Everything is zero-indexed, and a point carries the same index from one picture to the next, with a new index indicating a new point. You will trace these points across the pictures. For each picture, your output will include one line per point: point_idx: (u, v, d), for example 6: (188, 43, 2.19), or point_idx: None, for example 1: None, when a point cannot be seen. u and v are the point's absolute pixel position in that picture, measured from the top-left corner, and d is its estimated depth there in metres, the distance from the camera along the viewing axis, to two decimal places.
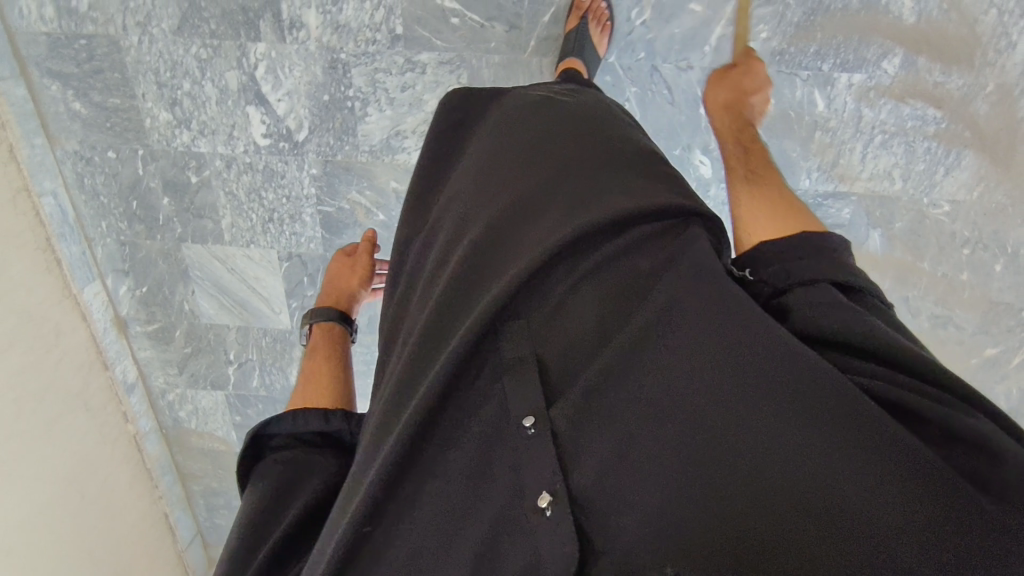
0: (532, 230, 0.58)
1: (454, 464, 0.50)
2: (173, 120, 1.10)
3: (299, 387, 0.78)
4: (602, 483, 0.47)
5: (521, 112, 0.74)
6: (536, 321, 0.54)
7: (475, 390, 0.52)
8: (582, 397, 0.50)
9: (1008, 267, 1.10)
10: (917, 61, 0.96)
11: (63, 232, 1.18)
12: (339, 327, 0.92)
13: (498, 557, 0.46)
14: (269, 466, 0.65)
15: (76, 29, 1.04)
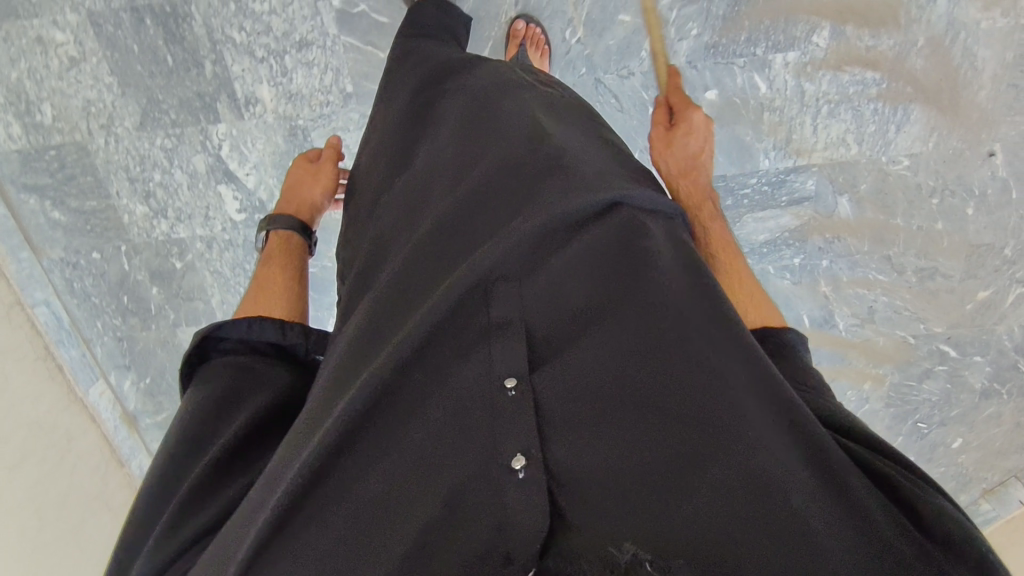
0: (494, 215, 0.62)
1: (432, 430, 0.53)
2: (150, 212, 1.14)
3: (249, 295, 0.78)
4: (575, 463, 0.51)
5: (497, 88, 0.76)
6: (523, 296, 0.58)
7: (454, 357, 0.56)
8: (565, 373, 0.55)
9: (980, 209, 1.12)
10: (845, 30, 1.00)
11: (60, 338, 1.22)
12: (297, 237, 0.89)
13: (462, 507, 0.50)
14: (215, 368, 0.67)
15: (44, 142, 1.08)
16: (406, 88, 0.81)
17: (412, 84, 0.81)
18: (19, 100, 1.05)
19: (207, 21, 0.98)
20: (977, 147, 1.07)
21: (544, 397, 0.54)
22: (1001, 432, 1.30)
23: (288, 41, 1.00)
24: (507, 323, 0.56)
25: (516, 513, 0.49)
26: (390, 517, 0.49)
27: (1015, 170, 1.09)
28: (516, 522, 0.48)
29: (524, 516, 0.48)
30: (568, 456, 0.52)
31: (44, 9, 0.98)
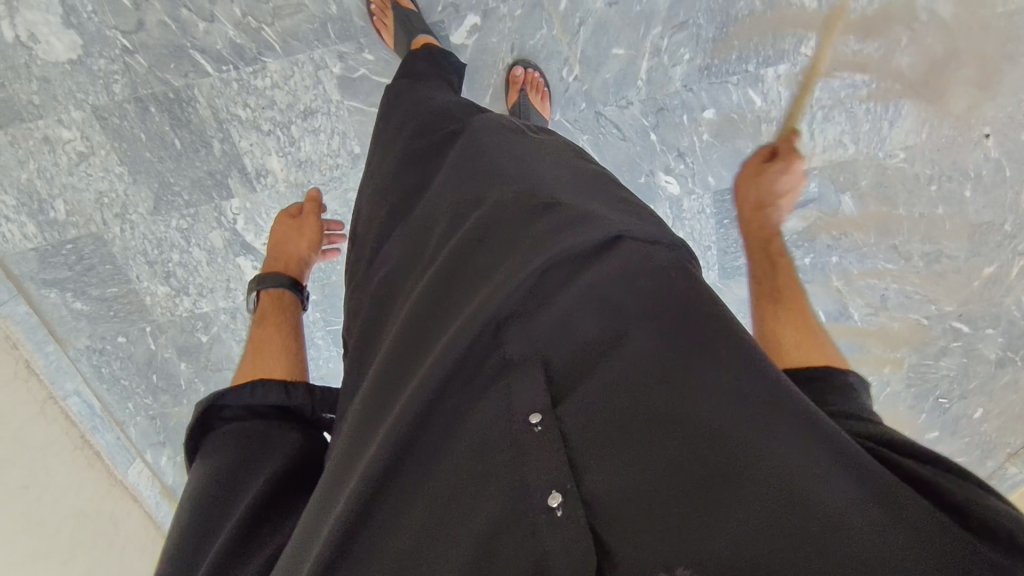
0: (499, 248, 0.57)
1: (451, 483, 0.46)
2: (172, 291, 1.15)
3: (245, 361, 0.79)
4: (613, 494, 0.43)
5: (496, 130, 0.73)
6: (535, 329, 0.51)
7: (470, 406, 0.49)
8: (590, 402, 0.48)
9: (977, 189, 1.14)
10: (832, 38, 1.02)
11: (94, 425, 1.22)
12: (289, 294, 0.90)
13: (492, 561, 0.41)
14: (222, 437, 0.68)
15: (60, 237, 1.08)
16: (405, 132, 0.81)
17: (417, 122, 0.81)
18: (32, 199, 1.05)
19: (211, 103, 0.99)
20: (968, 133, 1.10)
21: (571, 430, 0.47)
22: (1019, 397, 1.32)
23: (293, 112, 1.01)
24: (525, 360, 0.50)
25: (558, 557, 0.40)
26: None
27: (1008, 150, 1.11)
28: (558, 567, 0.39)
29: (563, 555, 0.40)
30: (602, 485, 0.44)
31: (47, 109, 0.99)
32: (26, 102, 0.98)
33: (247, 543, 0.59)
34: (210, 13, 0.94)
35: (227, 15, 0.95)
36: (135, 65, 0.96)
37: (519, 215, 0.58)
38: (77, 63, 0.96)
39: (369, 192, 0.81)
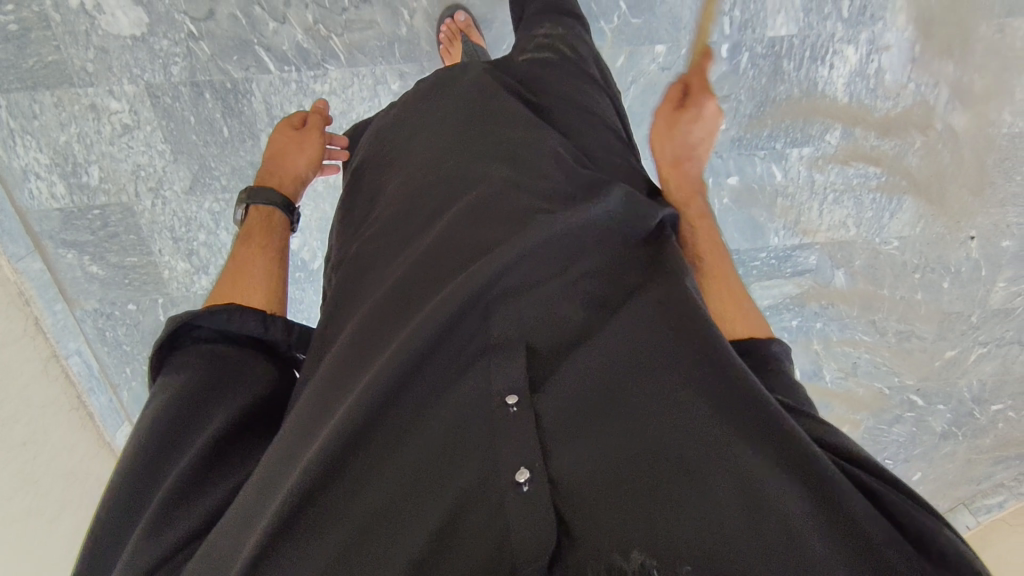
0: (488, 230, 0.61)
1: (431, 441, 0.50)
2: (191, 268, 1.15)
3: (224, 279, 0.70)
4: (579, 476, 0.47)
5: (481, 98, 0.75)
6: (520, 312, 0.55)
7: (454, 366, 0.53)
8: (566, 394, 0.52)
9: (954, 282, 1.24)
10: (854, 132, 1.10)
11: (91, 386, 1.22)
12: (280, 214, 0.79)
13: (462, 522, 0.46)
14: (187, 362, 0.59)
15: (88, 202, 1.08)
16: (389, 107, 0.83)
17: (425, 104, 0.78)
18: (67, 162, 1.05)
19: (266, 98, 1.01)
20: (956, 233, 1.20)
21: (547, 417, 0.51)
22: (955, 467, 1.41)
23: (345, 120, 1.02)
24: (509, 342, 0.54)
25: (519, 530, 0.44)
26: (367, 556, 0.44)
27: (987, 253, 1.21)
28: (517, 544, 0.43)
29: (523, 531, 0.44)
30: (566, 469, 0.48)
31: (100, 79, 0.98)
32: (79, 69, 0.98)
33: (201, 486, 0.54)
34: (282, 15, 0.96)
35: (299, 20, 0.97)
36: (198, 51, 0.97)
37: (510, 202, 0.63)
38: (139, 40, 0.96)
39: (373, 162, 0.78)
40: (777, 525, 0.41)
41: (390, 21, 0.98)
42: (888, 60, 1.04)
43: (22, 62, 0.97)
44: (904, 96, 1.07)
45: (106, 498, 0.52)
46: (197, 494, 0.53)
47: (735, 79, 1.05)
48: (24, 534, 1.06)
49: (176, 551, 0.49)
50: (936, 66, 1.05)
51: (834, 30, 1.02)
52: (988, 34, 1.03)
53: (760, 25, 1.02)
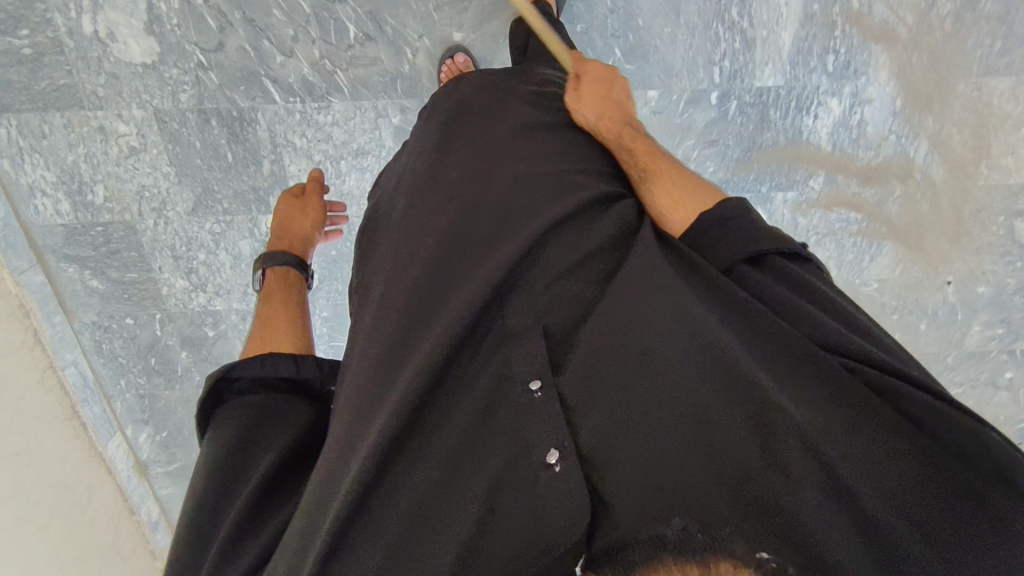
0: (504, 230, 0.66)
1: (459, 417, 0.56)
2: (189, 286, 1.18)
3: (253, 330, 0.76)
4: (606, 444, 0.52)
5: (488, 111, 0.78)
6: (535, 306, 0.61)
7: (472, 355, 0.59)
8: (586, 367, 0.56)
9: (931, 324, 1.28)
10: (837, 179, 1.14)
11: (85, 397, 1.24)
12: (295, 273, 0.88)
13: (501, 498, 0.51)
14: (232, 411, 0.67)
15: (92, 219, 1.11)
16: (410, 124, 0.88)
17: (432, 123, 0.82)
18: (73, 180, 1.07)
19: (271, 127, 1.04)
20: (934, 278, 1.23)
21: (570, 394, 0.55)
22: None
23: (346, 149, 1.06)
24: (527, 330, 0.59)
25: (558, 512, 0.49)
26: (434, 521, 0.51)
27: (963, 297, 1.25)
28: (558, 519, 0.48)
29: (565, 506, 0.49)
30: (594, 436, 0.52)
31: (110, 103, 1.01)
32: (90, 92, 1.01)
33: (268, 506, 0.60)
34: (290, 49, 0.99)
35: (305, 55, 0.99)
36: (207, 80, 1.00)
37: (516, 205, 0.68)
38: (150, 67, 0.99)
39: (394, 184, 0.83)
40: (797, 477, 0.48)
41: (394, 59, 1.01)
42: (870, 112, 1.08)
43: (35, 84, 1.00)
44: (885, 146, 1.11)
45: (184, 533, 0.60)
46: (265, 514, 0.60)
47: (723, 125, 1.09)
48: (14, 541, 1.06)
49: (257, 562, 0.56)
50: (916, 119, 1.08)
51: (819, 83, 1.05)
52: (967, 92, 1.07)
53: (748, 76, 1.05)
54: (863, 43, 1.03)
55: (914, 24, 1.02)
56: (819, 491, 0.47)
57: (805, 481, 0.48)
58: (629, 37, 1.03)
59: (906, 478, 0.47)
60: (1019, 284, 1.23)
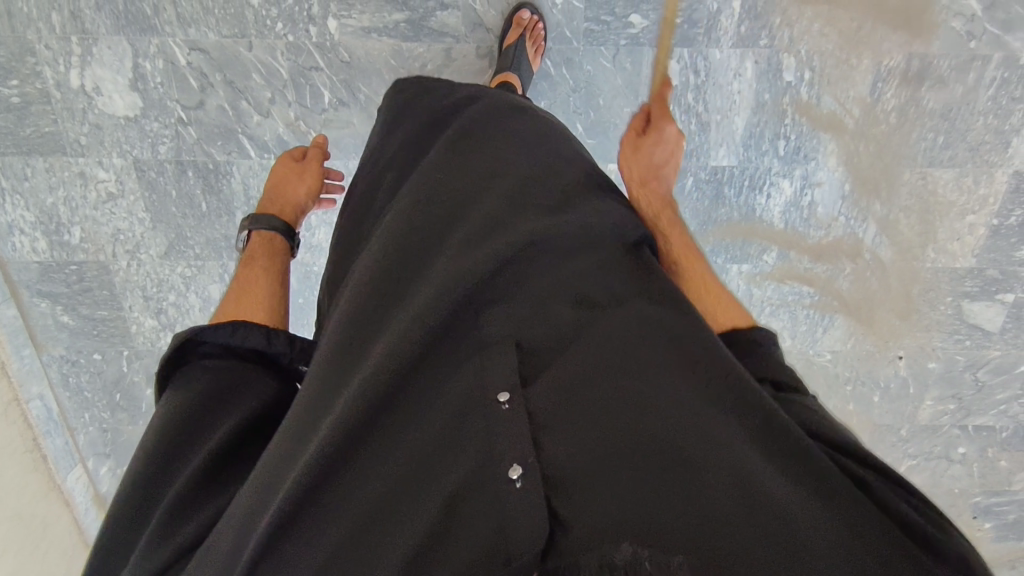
0: (484, 234, 0.62)
1: (427, 430, 0.52)
2: (158, 325, 1.21)
3: (228, 299, 0.74)
4: (572, 465, 0.51)
5: (489, 114, 0.75)
6: (513, 312, 0.58)
7: (447, 362, 0.55)
8: (557, 387, 0.54)
9: (884, 397, 1.30)
10: (789, 254, 1.18)
11: (48, 429, 1.26)
12: (281, 239, 0.86)
13: (458, 511, 0.49)
14: (196, 373, 0.64)
15: (67, 258, 1.15)
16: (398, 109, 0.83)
17: (427, 121, 0.78)
18: (51, 221, 1.11)
19: (245, 180, 1.08)
20: (885, 352, 1.26)
21: (539, 413, 0.53)
22: None
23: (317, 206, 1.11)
24: (500, 341, 0.56)
25: (514, 529, 0.47)
26: (378, 533, 0.48)
27: (914, 372, 1.28)
28: (513, 532, 0.47)
29: (521, 527, 0.48)
30: (559, 459, 0.51)
31: (92, 151, 1.06)
32: (73, 140, 1.05)
33: (214, 487, 0.59)
34: (267, 110, 1.04)
35: (282, 116, 1.04)
36: (186, 135, 1.05)
37: (501, 208, 0.64)
38: (132, 120, 1.04)
39: (374, 178, 0.78)
40: (753, 520, 0.47)
41: (366, 123, 1.05)
42: (820, 195, 1.13)
43: (20, 130, 1.04)
44: (835, 227, 1.15)
45: (124, 498, 0.58)
46: (207, 496, 0.59)
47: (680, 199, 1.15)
48: None
49: (190, 545, 0.55)
50: (864, 203, 1.13)
51: (770, 165, 1.11)
52: (912, 180, 1.11)
53: (703, 155, 1.10)
54: (813, 132, 1.08)
55: (861, 116, 1.07)
56: (781, 543, 0.46)
57: (765, 532, 0.46)
58: (591, 115, 1.07)
59: (870, 538, 0.45)
60: (968, 361, 1.27)
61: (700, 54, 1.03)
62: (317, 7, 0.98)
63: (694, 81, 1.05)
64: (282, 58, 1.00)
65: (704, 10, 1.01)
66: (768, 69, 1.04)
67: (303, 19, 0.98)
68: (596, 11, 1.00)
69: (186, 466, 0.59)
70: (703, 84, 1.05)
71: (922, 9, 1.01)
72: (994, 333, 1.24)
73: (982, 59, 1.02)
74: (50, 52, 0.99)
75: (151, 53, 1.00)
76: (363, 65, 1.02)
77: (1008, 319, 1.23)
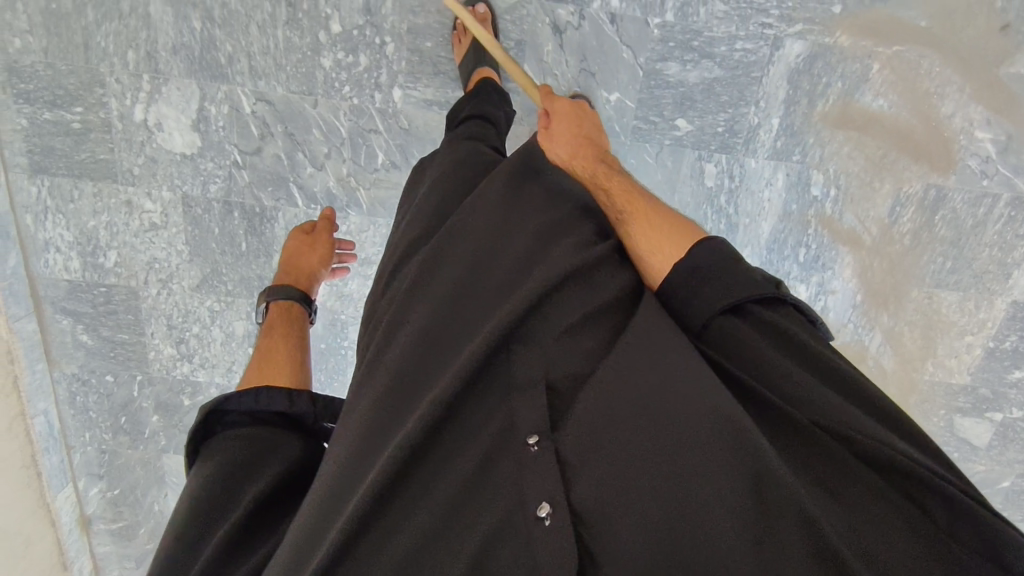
0: (515, 279, 0.66)
1: (463, 466, 0.56)
2: (176, 354, 1.21)
3: (252, 365, 0.78)
4: (603, 497, 0.53)
5: (505, 172, 0.78)
6: (544, 356, 0.61)
7: (483, 401, 0.59)
8: (584, 424, 0.56)
9: None
10: None
11: (47, 445, 1.24)
12: (298, 306, 0.92)
13: (497, 548, 0.51)
14: (224, 443, 0.68)
15: (98, 279, 1.16)
16: (436, 165, 0.89)
17: (454, 184, 0.82)
18: (89, 243, 1.13)
19: (289, 227, 1.11)
20: None
21: (568, 450, 0.55)
22: None
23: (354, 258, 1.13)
24: (531, 380, 0.59)
25: (549, 561, 0.49)
26: (426, 559, 0.51)
27: None
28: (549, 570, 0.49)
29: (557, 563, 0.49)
30: (591, 496, 0.53)
31: (142, 182, 1.08)
32: (127, 170, 1.08)
33: (252, 541, 0.62)
34: (320, 163, 1.07)
35: (334, 170, 1.08)
36: (238, 177, 1.08)
37: (527, 260, 0.68)
38: (188, 158, 1.07)
39: (402, 231, 0.81)
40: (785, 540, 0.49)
41: None
42: (834, 301, 1.19)
43: (75, 154, 1.07)
44: (844, 333, 1.21)
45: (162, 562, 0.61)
46: (245, 549, 0.61)
47: None
48: None
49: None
50: (873, 314, 1.19)
51: (790, 269, 1.17)
52: (920, 301, 1.18)
53: None
54: (832, 244, 1.14)
55: (878, 235, 1.13)
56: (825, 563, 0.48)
57: (805, 559, 0.48)
58: None
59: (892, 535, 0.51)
60: None
61: (737, 162, 1.09)
62: (385, 76, 1.02)
63: (728, 185, 1.11)
64: (343, 118, 1.04)
65: (746, 123, 1.06)
66: (797, 181, 1.10)
67: (370, 85, 1.02)
68: (646, 111, 1.06)
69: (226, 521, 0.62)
70: (736, 188, 1.11)
71: (945, 143, 1.07)
72: (980, 448, 1.30)
73: (993, 197, 1.10)
74: (119, 85, 1.02)
75: (218, 98, 1.03)
76: (420, 133, 1.06)
77: (994, 437, 1.29)
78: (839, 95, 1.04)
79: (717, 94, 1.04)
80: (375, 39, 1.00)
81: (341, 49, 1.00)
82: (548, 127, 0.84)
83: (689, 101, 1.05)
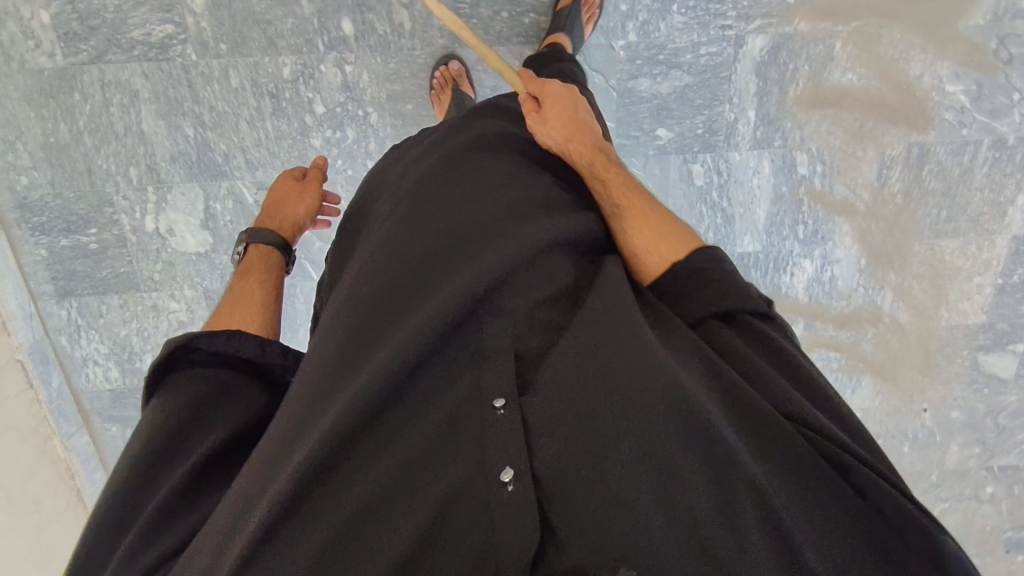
0: (476, 244, 0.65)
1: (424, 439, 0.55)
2: None
3: (223, 308, 0.73)
4: (561, 468, 0.53)
5: (475, 137, 0.77)
6: (511, 325, 0.60)
7: (449, 371, 0.58)
8: (550, 395, 0.56)
9: (913, 446, 1.34)
10: (815, 325, 1.25)
11: None
12: (278, 255, 0.84)
13: (448, 522, 0.51)
14: (185, 382, 0.63)
15: (139, 383, 1.19)
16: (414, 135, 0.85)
17: (425, 145, 0.80)
18: (123, 351, 1.17)
19: (308, 300, 1.16)
20: (911, 405, 1.31)
21: (531, 418, 0.55)
22: None
23: None
24: (496, 348, 0.59)
25: (505, 527, 0.50)
26: (366, 546, 0.50)
27: (939, 422, 1.32)
28: (504, 539, 0.50)
29: (515, 533, 0.50)
30: (551, 464, 0.53)
31: (164, 285, 1.13)
32: (147, 278, 1.12)
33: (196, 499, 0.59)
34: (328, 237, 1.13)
35: None
36: None
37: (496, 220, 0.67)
38: (203, 255, 1.12)
39: (369, 197, 0.80)
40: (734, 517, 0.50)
41: None
42: (839, 270, 1.21)
43: (97, 273, 1.12)
44: (854, 298, 1.23)
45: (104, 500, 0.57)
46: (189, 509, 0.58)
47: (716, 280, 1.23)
48: None
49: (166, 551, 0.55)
50: (879, 274, 1.21)
51: (792, 247, 1.20)
52: (922, 251, 1.20)
53: (730, 244, 1.19)
54: (827, 216, 1.17)
55: (870, 200, 1.16)
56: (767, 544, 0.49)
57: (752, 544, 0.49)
58: None
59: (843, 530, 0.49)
60: (988, 408, 1.32)
61: (722, 157, 1.14)
62: (373, 144, 1.07)
63: (717, 181, 1.15)
64: (341, 190, 1.09)
65: (722, 120, 1.11)
66: (783, 165, 1.14)
67: (361, 155, 1.07)
68: (627, 128, 1.12)
69: (170, 476, 0.59)
70: (726, 182, 1.15)
71: (916, 102, 1.10)
72: (1009, 380, 1.30)
73: (974, 143, 1.13)
74: (126, 202, 1.07)
75: (221, 195, 1.08)
76: None
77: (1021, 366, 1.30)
78: (807, 78, 1.09)
79: (690, 99, 1.10)
80: (358, 111, 1.05)
81: (327, 127, 1.05)
82: (541, 111, 0.77)
83: (666, 110, 1.11)
